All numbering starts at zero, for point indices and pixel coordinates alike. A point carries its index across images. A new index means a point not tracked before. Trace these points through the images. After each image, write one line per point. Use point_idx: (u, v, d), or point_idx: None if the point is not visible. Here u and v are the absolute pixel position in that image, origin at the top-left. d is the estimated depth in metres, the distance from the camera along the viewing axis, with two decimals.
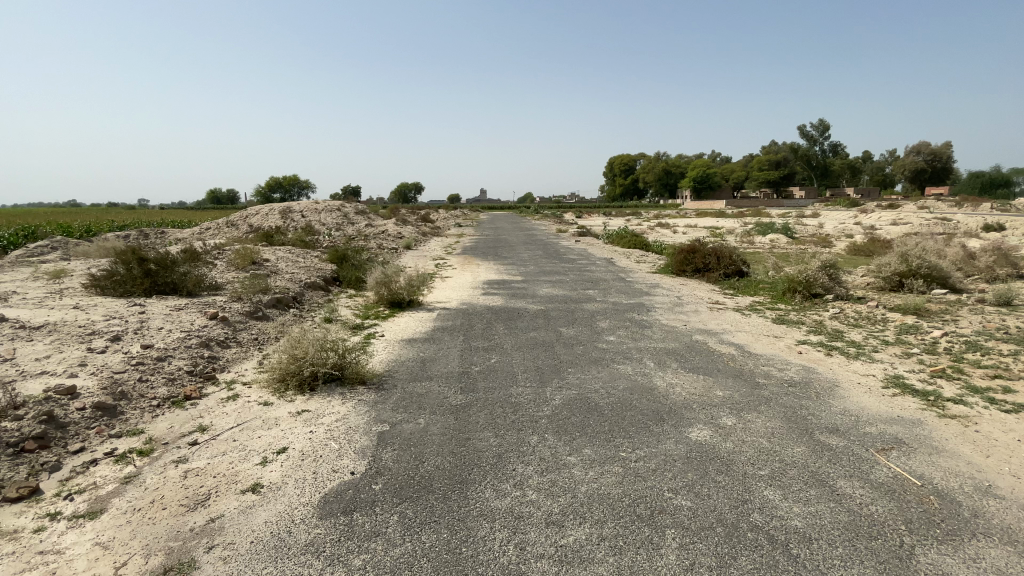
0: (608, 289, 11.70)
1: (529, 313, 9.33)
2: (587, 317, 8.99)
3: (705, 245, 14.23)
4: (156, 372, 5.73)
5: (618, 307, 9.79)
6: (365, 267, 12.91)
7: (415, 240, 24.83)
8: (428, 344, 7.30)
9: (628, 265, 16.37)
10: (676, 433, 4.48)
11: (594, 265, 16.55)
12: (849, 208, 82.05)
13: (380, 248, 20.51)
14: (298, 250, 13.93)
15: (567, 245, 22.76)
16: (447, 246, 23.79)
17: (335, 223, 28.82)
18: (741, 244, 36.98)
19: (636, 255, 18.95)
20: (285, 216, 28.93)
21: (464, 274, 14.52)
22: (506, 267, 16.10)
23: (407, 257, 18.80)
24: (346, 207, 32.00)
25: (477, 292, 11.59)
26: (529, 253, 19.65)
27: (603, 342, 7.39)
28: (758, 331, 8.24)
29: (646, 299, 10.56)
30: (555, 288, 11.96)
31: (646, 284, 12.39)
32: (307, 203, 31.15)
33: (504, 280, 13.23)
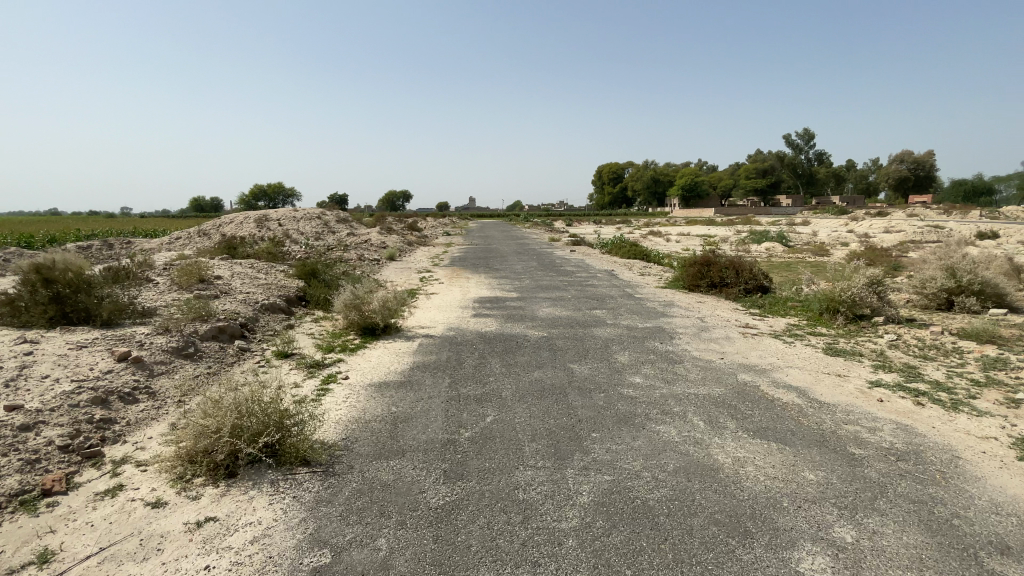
0: (618, 309, 10.14)
1: (530, 342, 7.69)
2: (600, 347, 7.39)
3: (721, 257, 12.75)
4: (5, 453, 3.96)
5: (634, 333, 8.21)
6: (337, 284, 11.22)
7: (399, 251, 23.19)
8: (403, 392, 5.61)
9: (632, 278, 14.86)
10: (779, 567, 2.88)
11: (596, 278, 15.01)
12: (838, 216, 82.05)
13: (360, 259, 18.75)
14: (260, 265, 12.15)
15: (563, 256, 21.22)
16: (434, 257, 22.17)
17: (313, 232, 27.00)
18: (737, 253, 35.95)
19: (639, 266, 17.50)
20: (260, 225, 27.03)
21: (451, 291, 12.86)
22: (498, 280, 14.49)
23: (389, 270, 17.10)
24: (327, 215, 30.19)
25: (466, 313, 9.93)
26: (522, 265, 18.10)
27: (628, 386, 5.78)
28: (812, 366, 6.74)
29: (664, 321, 9.00)
30: (556, 307, 10.38)
31: (660, 302, 10.85)
32: (285, 211, 29.28)
33: (497, 298, 11.60)
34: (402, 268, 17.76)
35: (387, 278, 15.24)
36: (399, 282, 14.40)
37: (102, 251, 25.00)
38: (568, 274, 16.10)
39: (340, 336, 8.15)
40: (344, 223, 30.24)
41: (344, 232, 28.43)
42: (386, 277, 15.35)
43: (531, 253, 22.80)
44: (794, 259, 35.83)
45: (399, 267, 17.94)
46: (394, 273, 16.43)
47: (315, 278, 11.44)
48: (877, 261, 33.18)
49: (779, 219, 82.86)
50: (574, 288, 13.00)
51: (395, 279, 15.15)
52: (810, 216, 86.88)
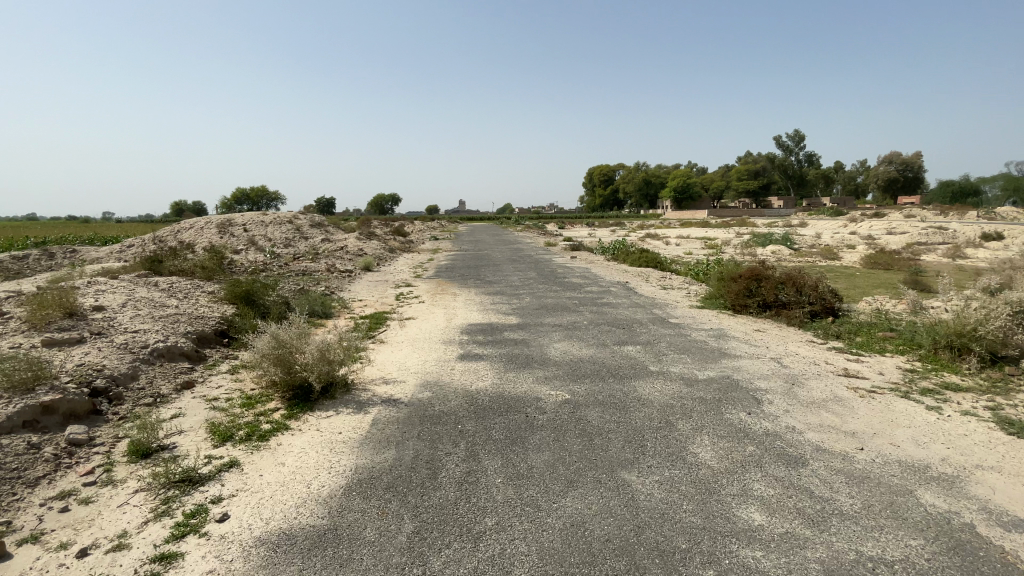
0: (659, 345, 7.47)
1: (547, 411, 4.93)
2: (659, 425, 4.66)
3: (774, 271, 10.12)
4: None
5: (699, 393, 5.52)
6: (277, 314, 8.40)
7: (379, 259, 20.37)
8: (315, 569, 2.84)
9: (656, 294, 12.21)
10: None
11: (611, 292, 12.34)
12: (833, 218, 80.54)
13: (328, 271, 15.89)
14: (182, 287, 9.31)
15: (565, 265, 18.49)
16: (418, 265, 19.37)
17: (283, 238, 24.08)
18: (745, 257, 33.56)
19: (658, 278, 14.86)
20: (222, 231, 24.09)
21: (432, 315, 10.05)
22: (492, 298, 11.72)
23: (361, 285, 14.23)
24: (299, 219, 27.23)
25: (448, 355, 7.12)
26: (520, 276, 15.34)
27: (747, 541, 3.05)
28: (1014, 468, 4.08)
29: (731, 371, 6.34)
30: (573, 342, 7.63)
31: (708, 332, 8.22)
32: (253, 215, 26.31)
33: (490, 327, 8.80)
34: (376, 282, 14.93)
35: (355, 296, 12.38)
36: (368, 302, 11.57)
37: (42, 261, 22.06)
38: (575, 287, 13.38)
39: (255, 405, 5.36)
40: (319, 228, 27.30)
41: (318, 237, 25.48)
42: (356, 295, 12.53)
43: (528, 261, 20.04)
44: (807, 262, 33.55)
45: (374, 280, 15.09)
46: (365, 289, 13.56)
47: (248, 306, 8.59)
48: (896, 266, 30.88)
49: (776, 220, 81.19)
50: (589, 307, 10.30)
51: (365, 297, 12.30)
52: (805, 217, 85.21)
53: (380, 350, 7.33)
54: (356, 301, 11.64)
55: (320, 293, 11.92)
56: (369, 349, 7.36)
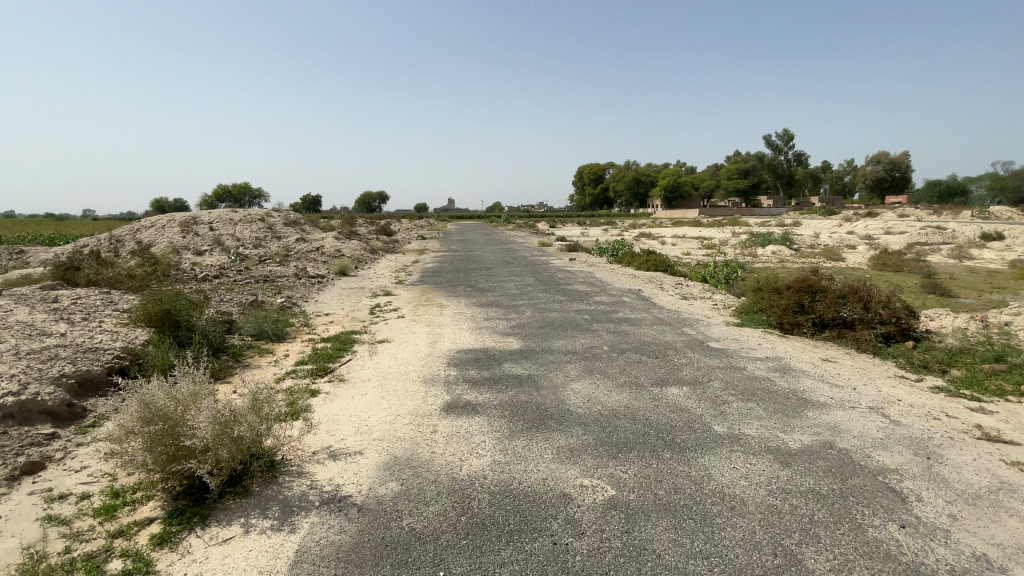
0: (713, 389, 5.57)
1: (586, 532, 3.02)
2: (777, 565, 2.78)
3: (830, 281, 8.28)
4: None
5: (808, 484, 3.62)
6: (203, 348, 6.45)
7: (357, 261, 18.29)
8: None
9: (678, 305, 10.35)
10: None
11: (626, 303, 10.45)
12: (825, 218, 79.86)
13: (296, 276, 13.78)
14: (87, 305, 7.21)
15: (565, 269, 16.56)
16: (401, 269, 17.33)
17: (253, 238, 21.84)
18: (748, 258, 32.00)
19: (674, 285, 13.00)
20: (185, 231, 21.79)
21: (411, 337, 8.02)
22: (485, 311, 9.76)
23: (331, 293, 12.14)
24: (273, 216, 24.96)
25: (427, 404, 5.12)
26: (517, 283, 13.40)
27: None
28: None
29: (830, 440, 4.47)
30: (597, 381, 5.70)
31: (766, 365, 6.37)
32: (221, 212, 24.01)
33: (485, 355, 6.80)
34: (349, 289, 12.86)
35: (321, 308, 10.33)
36: (335, 317, 9.51)
37: None
38: (584, 297, 11.45)
39: (115, 517, 3.38)
40: (295, 226, 25.06)
41: (293, 236, 23.26)
42: (323, 307, 10.50)
43: (524, 264, 18.03)
44: (813, 263, 32.07)
45: (348, 288, 13.02)
46: (334, 299, 11.51)
47: (166, 334, 6.53)
48: (906, 268, 29.46)
49: (770, 219, 80.17)
50: (607, 325, 8.38)
51: (333, 310, 10.23)
52: (797, 216, 84.39)
53: (334, 401, 5.34)
54: (320, 317, 9.58)
55: (277, 308, 9.85)
56: (319, 399, 5.36)
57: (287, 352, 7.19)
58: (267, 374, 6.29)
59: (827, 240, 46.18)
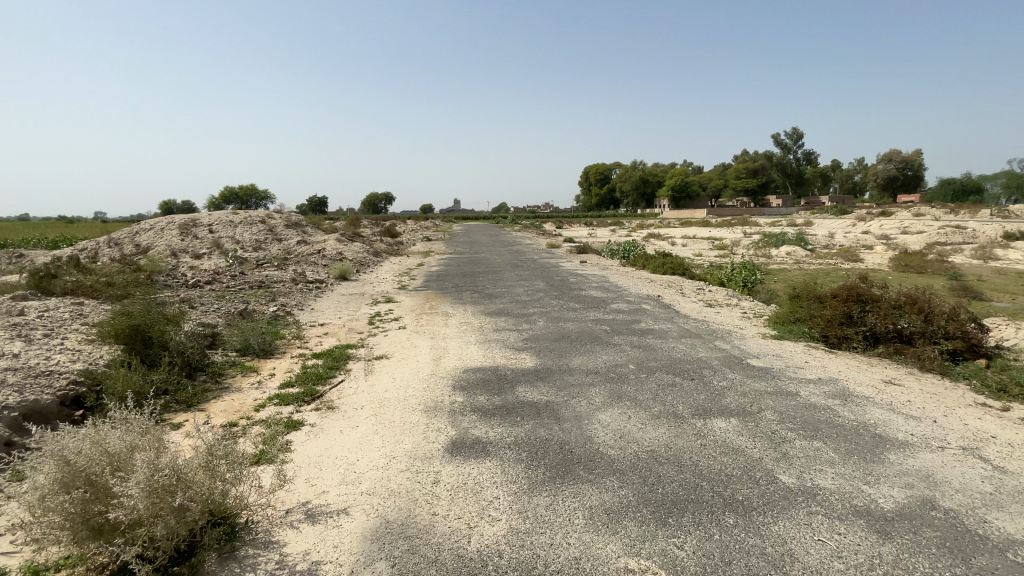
0: (768, 423, 4.70)
1: None
2: None
3: (881, 289, 7.38)
4: None
5: (923, 569, 2.77)
6: (174, 373, 5.69)
7: (359, 265, 17.54)
8: None
9: (705, 314, 9.48)
10: None
11: (648, 311, 9.58)
12: (838, 217, 78.45)
13: (293, 282, 13.01)
14: (51, 317, 6.40)
15: (577, 272, 15.70)
16: (405, 273, 16.55)
17: (252, 240, 21.15)
18: (764, 259, 30.97)
19: (696, 291, 12.13)
20: (183, 233, 21.12)
21: (412, 352, 7.19)
22: (495, 321, 8.94)
23: (329, 300, 11.34)
24: (274, 217, 24.25)
25: (429, 442, 4.29)
26: (527, 288, 12.57)
27: None
28: None
29: (927, 496, 3.59)
30: (628, 412, 4.84)
31: (821, 390, 5.52)
32: (221, 214, 23.32)
33: (495, 376, 5.94)
34: (349, 296, 12.06)
35: (316, 317, 9.53)
36: (330, 328, 8.70)
37: None
38: (600, 303, 10.57)
39: None
40: (297, 227, 24.32)
41: (294, 238, 22.51)
42: (319, 315, 9.71)
43: (534, 267, 17.15)
44: (831, 264, 30.98)
45: (347, 294, 12.22)
46: (332, 306, 10.73)
47: (134, 355, 5.73)
48: (929, 269, 28.30)
49: (781, 219, 78.72)
50: (631, 338, 7.52)
51: (329, 319, 9.43)
52: (808, 216, 82.89)
53: (319, 437, 4.51)
54: (314, 327, 8.77)
55: (267, 318, 9.05)
56: (301, 434, 4.56)
57: (273, 371, 6.39)
58: (247, 400, 5.48)
59: (842, 240, 44.94)
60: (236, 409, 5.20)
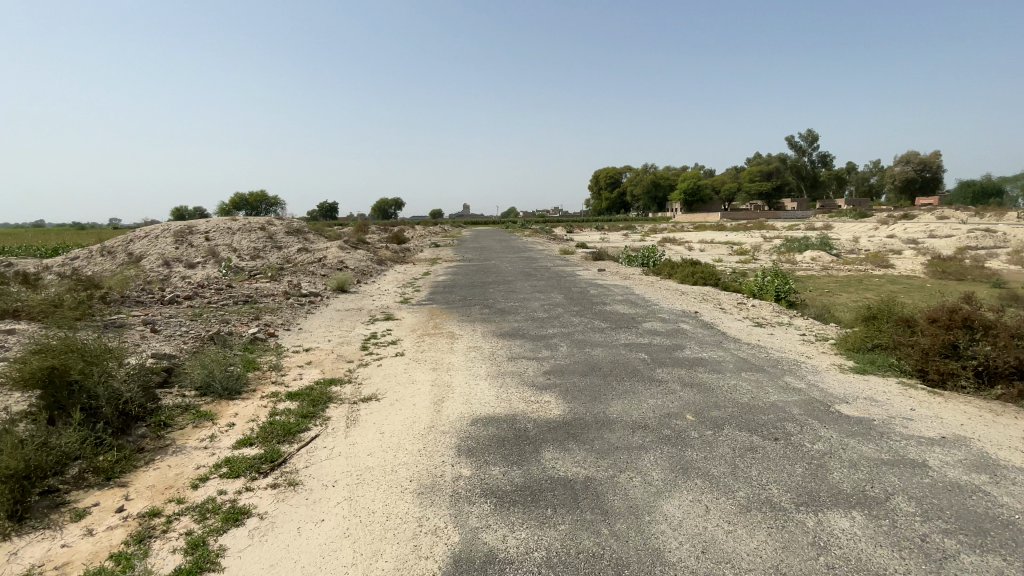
0: (909, 524, 3.26)
1: None
2: None
3: (992, 312, 5.93)
4: None
5: None
6: (93, 435, 4.38)
7: (361, 274, 16.26)
8: None
9: (757, 337, 8.01)
10: None
11: (689, 333, 8.14)
12: (857, 220, 76.12)
13: (284, 295, 11.74)
14: None
15: (598, 283, 14.27)
16: (410, 283, 15.23)
17: (250, 248, 20.01)
18: (790, 266, 29.29)
19: (737, 305, 10.65)
20: (178, 241, 20.08)
21: (408, 389, 5.82)
22: (509, 346, 7.55)
23: (321, 317, 10.04)
24: (275, 223, 23.11)
25: (418, 558, 2.90)
26: (544, 302, 11.16)
27: None
28: None
29: None
30: (703, 499, 3.45)
31: (956, 458, 4.07)
32: (220, 221, 22.26)
33: (513, 430, 4.54)
34: (345, 311, 10.76)
35: (302, 340, 8.23)
36: (315, 354, 7.37)
37: None
38: (631, 321, 9.13)
39: None
40: (298, 233, 23.15)
41: (294, 244, 21.33)
42: (305, 337, 8.40)
43: (549, 277, 15.70)
44: (861, 272, 29.20)
45: (342, 309, 10.93)
46: (323, 324, 9.43)
47: (46, 411, 4.46)
48: (970, 275, 26.38)
49: (800, 223, 76.35)
50: (679, 374, 6.09)
51: (317, 342, 8.11)
52: (826, 219, 80.75)
53: (263, 544, 3.14)
54: (297, 353, 7.45)
55: (244, 342, 7.76)
56: (242, 537, 3.22)
57: (233, 422, 5.07)
58: (185, 471, 4.18)
59: (868, 245, 42.93)
60: (165, 489, 3.89)
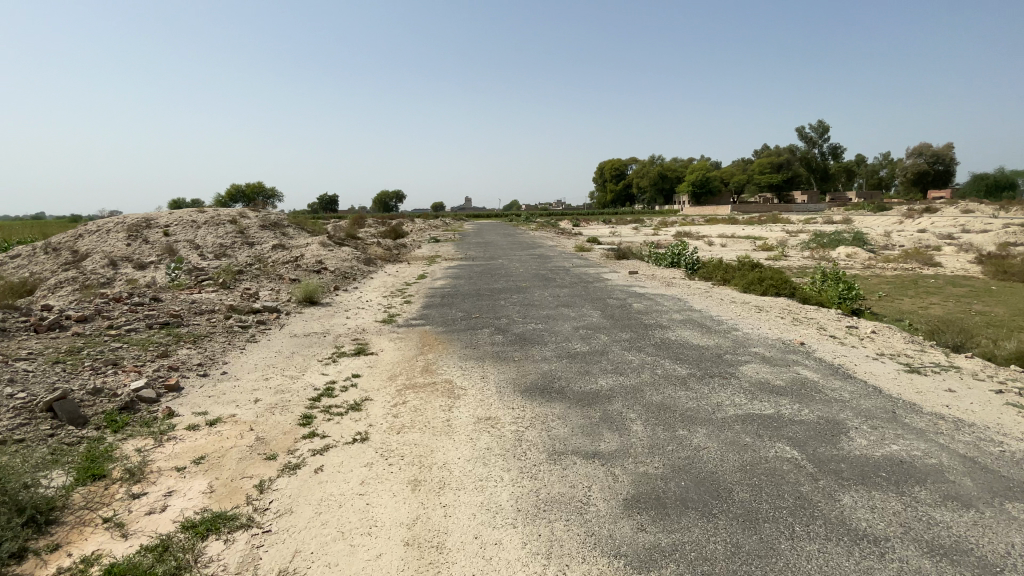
0: None
1: None
2: None
3: None
4: None
5: None
6: None
7: (341, 279, 13.26)
8: None
9: (941, 404, 4.97)
10: None
11: (828, 393, 5.12)
12: (877, 213, 72.57)
13: (226, 313, 8.71)
14: None
15: (639, 291, 11.22)
16: (400, 291, 12.20)
17: (216, 244, 16.99)
18: (832, 264, 26.16)
19: (850, 332, 7.60)
20: (130, 237, 17.00)
21: (355, 562, 2.79)
22: (544, 417, 4.54)
23: (263, 350, 6.99)
24: (249, 216, 20.02)
25: None
26: (577, 322, 8.13)
27: None
28: None
29: None
30: None
31: None
32: (184, 213, 19.16)
33: None
34: (301, 337, 7.69)
35: (212, 403, 5.20)
36: (215, 443, 4.34)
37: None
38: (721, 365, 6.02)
39: None
40: (275, 228, 20.00)
41: (268, 241, 18.18)
42: (221, 394, 5.42)
43: (572, 283, 12.55)
44: (911, 271, 26.04)
45: (298, 334, 7.84)
46: (260, 364, 6.38)
47: None
48: None
49: (817, 216, 72.95)
50: (896, 527, 3.06)
51: (234, 407, 5.07)
52: (844, 212, 77.19)
53: None
54: (186, 440, 4.43)
55: (108, 415, 4.77)
56: None
57: None
58: None
59: (903, 239, 39.56)
60: None
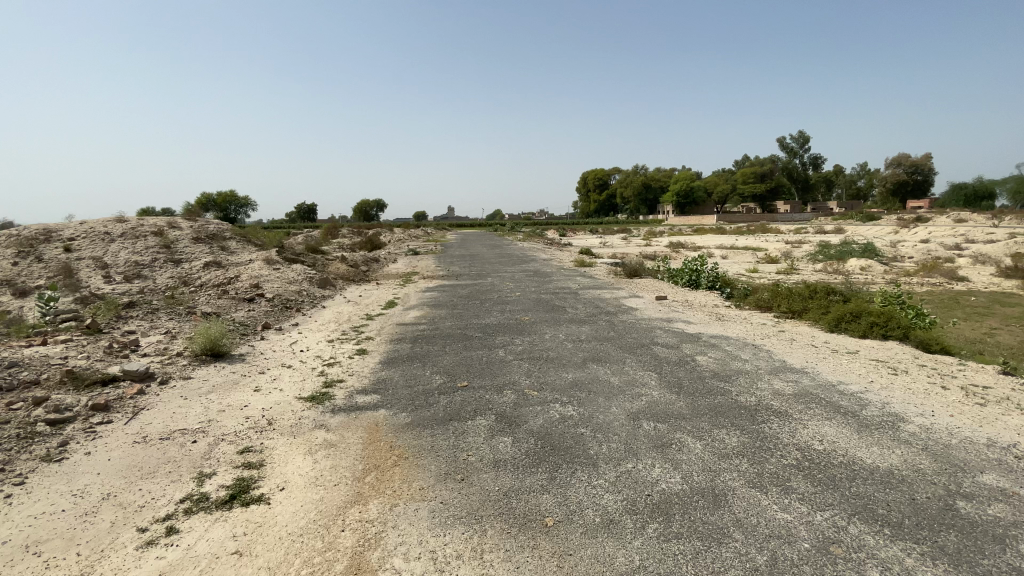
0: None
1: None
2: None
3: None
4: None
5: None
6: None
7: (278, 313, 9.86)
8: None
9: None
10: None
11: None
12: (865, 223, 71.47)
13: (48, 390, 5.28)
14: None
15: (690, 330, 8.05)
16: (355, 329, 8.84)
17: (128, 262, 13.37)
18: (856, 279, 23.50)
19: None
20: (17, 252, 13.27)
21: None
22: None
23: (52, 495, 3.60)
24: (182, 227, 16.42)
25: None
26: (633, 403, 4.90)
27: None
28: None
29: None
30: None
31: None
32: (98, 224, 15.47)
33: None
34: (150, 447, 4.30)
35: None
36: None
37: None
38: (983, 551, 2.87)
39: None
40: (215, 243, 16.42)
41: (201, 258, 14.61)
42: None
43: (591, 316, 9.35)
44: (943, 287, 23.54)
45: (150, 438, 4.45)
46: (10, 552, 3.02)
47: None
48: None
49: (806, 226, 71.47)
50: None
51: None
52: (832, 222, 76.05)
53: None
54: None
55: None
56: None
57: None
58: None
59: (911, 251, 37.52)
60: None
